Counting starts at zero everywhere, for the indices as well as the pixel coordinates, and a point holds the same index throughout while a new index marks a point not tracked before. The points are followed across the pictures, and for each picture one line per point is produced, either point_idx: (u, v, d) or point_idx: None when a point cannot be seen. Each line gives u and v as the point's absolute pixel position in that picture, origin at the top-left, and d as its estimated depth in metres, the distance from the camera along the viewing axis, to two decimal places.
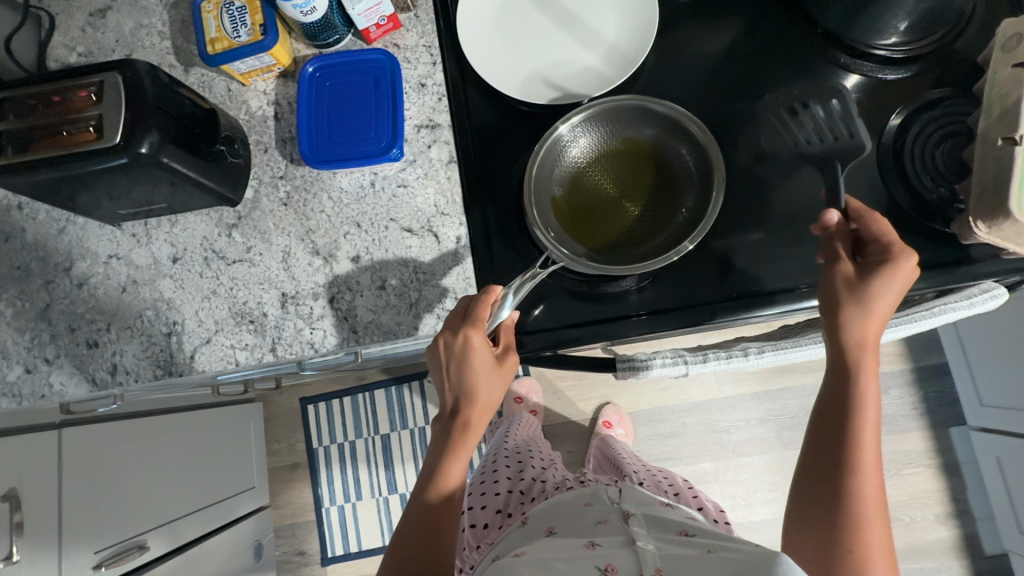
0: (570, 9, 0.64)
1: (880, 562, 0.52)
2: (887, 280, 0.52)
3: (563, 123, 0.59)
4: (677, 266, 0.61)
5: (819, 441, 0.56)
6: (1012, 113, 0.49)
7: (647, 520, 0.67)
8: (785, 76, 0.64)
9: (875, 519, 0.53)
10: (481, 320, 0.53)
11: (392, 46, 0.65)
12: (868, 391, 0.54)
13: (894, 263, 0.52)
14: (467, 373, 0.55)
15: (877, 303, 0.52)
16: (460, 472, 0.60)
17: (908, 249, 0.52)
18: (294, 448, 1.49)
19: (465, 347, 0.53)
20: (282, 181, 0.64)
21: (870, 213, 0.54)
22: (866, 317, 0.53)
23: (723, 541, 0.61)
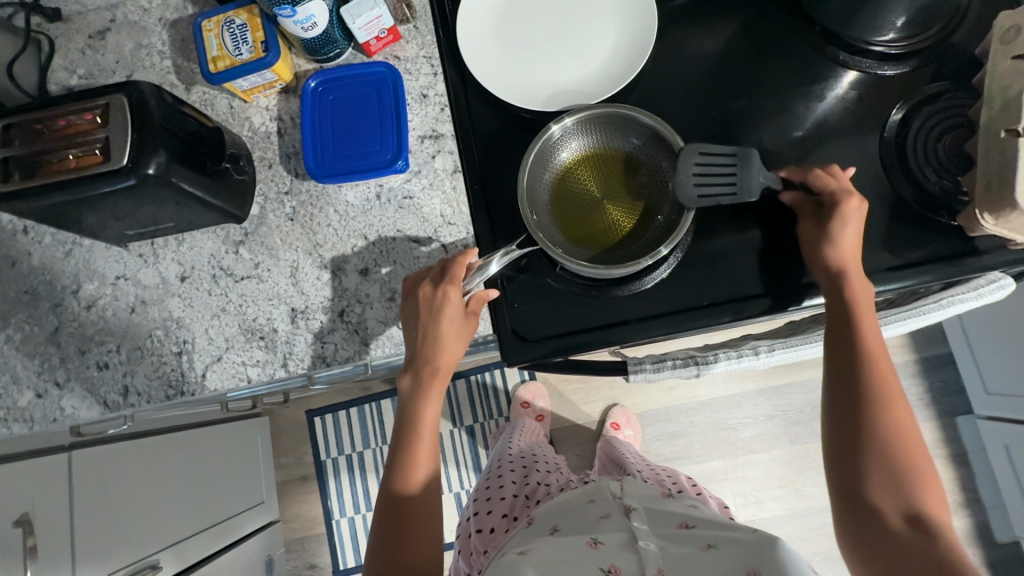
0: (570, 10, 0.63)
1: (904, 438, 0.55)
2: (841, 221, 0.55)
3: (555, 124, 0.58)
4: (683, 268, 0.61)
5: (838, 380, 0.56)
6: (1014, 105, 0.49)
7: (647, 515, 0.68)
8: (783, 76, 0.64)
9: (893, 403, 0.55)
10: (458, 278, 0.57)
11: (392, 58, 0.65)
12: (859, 289, 0.55)
13: (846, 201, 0.56)
14: (440, 329, 0.58)
15: (841, 241, 0.55)
16: (435, 422, 0.63)
17: (848, 191, 0.56)
18: (302, 460, 1.49)
19: (442, 302, 0.56)
20: (288, 196, 0.64)
21: (813, 170, 0.58)
22: (837, 250, 0.55)
23: (721, 531, 0.62)
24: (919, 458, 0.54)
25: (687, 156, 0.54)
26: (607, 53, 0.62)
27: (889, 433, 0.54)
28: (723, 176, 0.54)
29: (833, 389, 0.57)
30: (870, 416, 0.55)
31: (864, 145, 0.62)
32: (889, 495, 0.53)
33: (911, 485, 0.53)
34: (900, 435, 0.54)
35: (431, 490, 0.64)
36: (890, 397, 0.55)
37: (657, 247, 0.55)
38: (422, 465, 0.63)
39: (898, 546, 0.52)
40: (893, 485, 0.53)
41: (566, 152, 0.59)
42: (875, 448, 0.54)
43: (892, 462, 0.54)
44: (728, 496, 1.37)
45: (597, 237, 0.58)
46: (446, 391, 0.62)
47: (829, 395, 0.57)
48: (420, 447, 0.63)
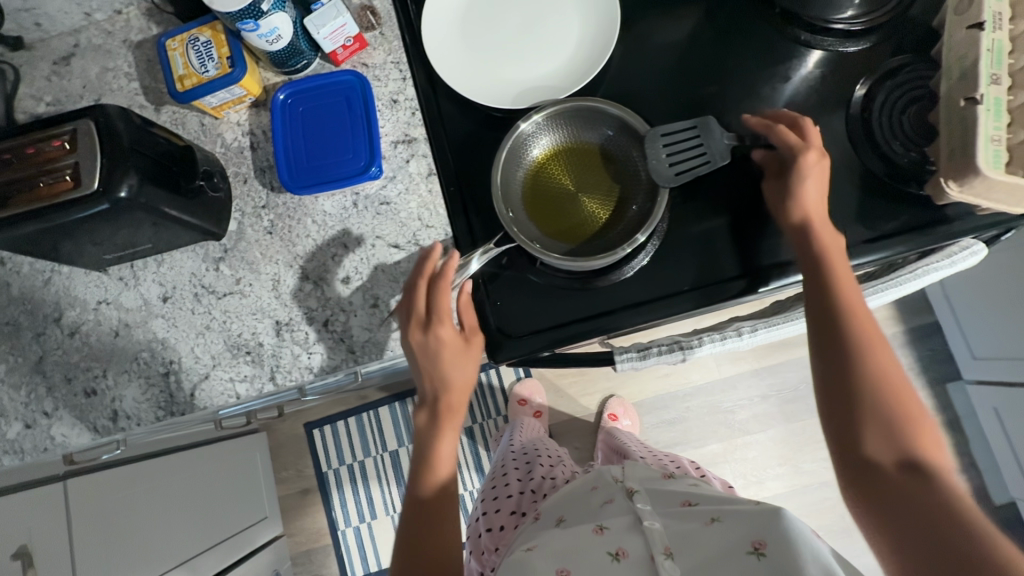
0: (533, 7, 0.63)
1: (892, 382, 0.54)
2: (801, 175, 0.56)
3: (523, 123, 0.58)
4: (663, 256, 0.61)
5: (821, 336, 0.56)
6: (971, 73, 0.50)
7: (649, 496, 0.69)
8: (749, 59, 0.65)
9: (876, 349, 0.55)
10: (446, 317, 0.57)
11: (360, 66, 0.65)
12: (827, 240, 0.56)
13: (804, 161, 0.55)
14: (442, 365, 0.60)
15: (807, 204, 0.56)
16: (450, 458, 0.65)
17: (805, 145, 0.56)
18: (303, 473, 1.49)
19: (436, 344, 0.58)
20: (265, 210, 0.64)
21: (771, 125, 0.57)
22: (801, 208, 0.56)
23: (724, 505, 0.63)
24: (909, 404, 0.54)
25: (652, 144, 0.56)
26: (573, 46, 0.62)
27: (877, 380, 0.54)
28: (692, 148, 0.56)
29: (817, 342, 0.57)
30: (857, 367, 0.54)
31: (832, 122, 0.62)
32: (883, 444, 0.53)
33: (904, 431, 0.53)
34: (891, 386, 0.54)
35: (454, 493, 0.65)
36: (877, 348, 0.55)
37: (634, 235, 0.56)
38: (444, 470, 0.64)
39: (902, 497, 0.51)
40: (886, 433, 0.53)
41: (537, 147, 0.59)
42: (870, 404, 0.54)
43: (887, 415, 0.53)
44: (729, 478, 1.38)
45: (574, 229, 0.58)
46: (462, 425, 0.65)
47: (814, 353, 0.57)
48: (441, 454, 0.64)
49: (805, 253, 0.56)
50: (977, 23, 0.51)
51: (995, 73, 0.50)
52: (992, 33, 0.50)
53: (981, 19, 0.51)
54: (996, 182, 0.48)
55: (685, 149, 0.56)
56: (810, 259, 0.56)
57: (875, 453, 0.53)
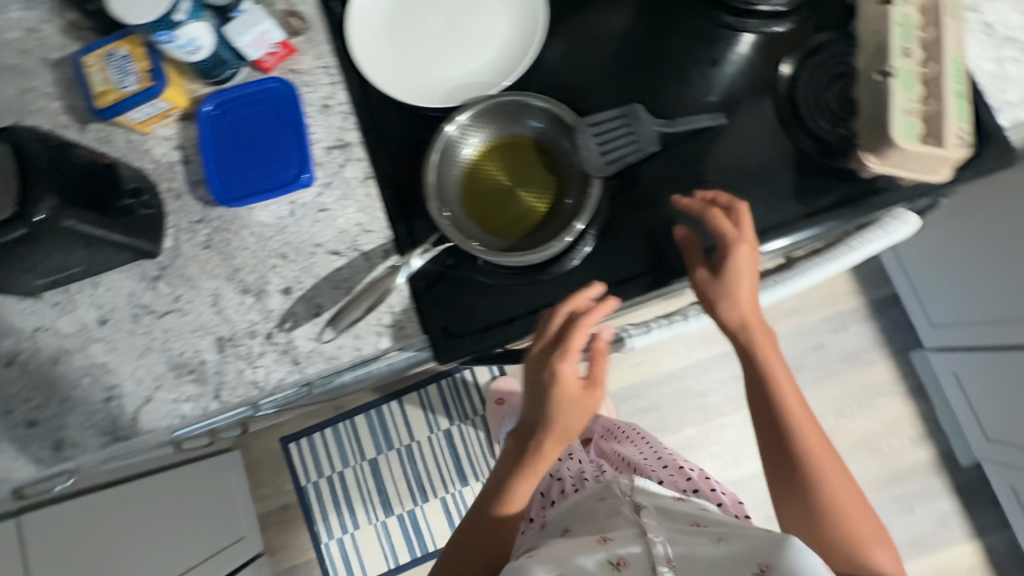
0: (459, 5, 0.63)
1: (845, 495, 0.60)
2: (738, 269, 0.57)
3: (449, 125, 0.58)
4: (606, 245, 0.62)
5: (775, 455, 0.62)
6: (884, 47, 0.51)
7: (658, 513, 0.69)
8: (677, 45, 0.66)
9: (827, 466, 0.61)
10: (571, 354, 0.56)
11: (289, 72, 0.65)
12: (773, 363, 0.62)
13: (734, 257, 0.56)
14: (555, 406, 0.58)
15: (742, 309, 0.59)
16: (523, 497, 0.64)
17: (741, 238, 0.57)
18: (282, 489, 1.47)
19: (550, 381, 0.57)
20: (201, 224, 0.63)
21: (704, 212, 0.57)
22: (739, 307, 0.59)
23: (733, 529, 0.62)
24: (861, 521, 0.60)
25: (583, 134, 0.56)
26: (501, 41, 0.63)
27: (828, 495, 0.60)
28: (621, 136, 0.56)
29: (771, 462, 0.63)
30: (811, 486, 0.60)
31: (763, 101, 0.63)
32: (842, 561, 0.59)
33: (860, 550, 0.58)
34: (839, 503, 0.60)
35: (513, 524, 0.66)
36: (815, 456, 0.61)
37: (571, 225, 0.56)
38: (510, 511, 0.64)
39: None
40: (842, 551, 0.59)
41: (469, 149, 0.59)
42: (825, 521, 0.59)
43: (826, 521, 0.59)
44: (707, 461, 1.40)
45: (511, 225, 0.58)
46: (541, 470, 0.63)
47: (771, 472, 0.63)
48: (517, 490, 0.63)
49: (747, 365, 0.63)
50: None
51: (906, 46, 0.51)
52: (900, 8, 0.52)
53: None
54: (911, 152, 0.49)
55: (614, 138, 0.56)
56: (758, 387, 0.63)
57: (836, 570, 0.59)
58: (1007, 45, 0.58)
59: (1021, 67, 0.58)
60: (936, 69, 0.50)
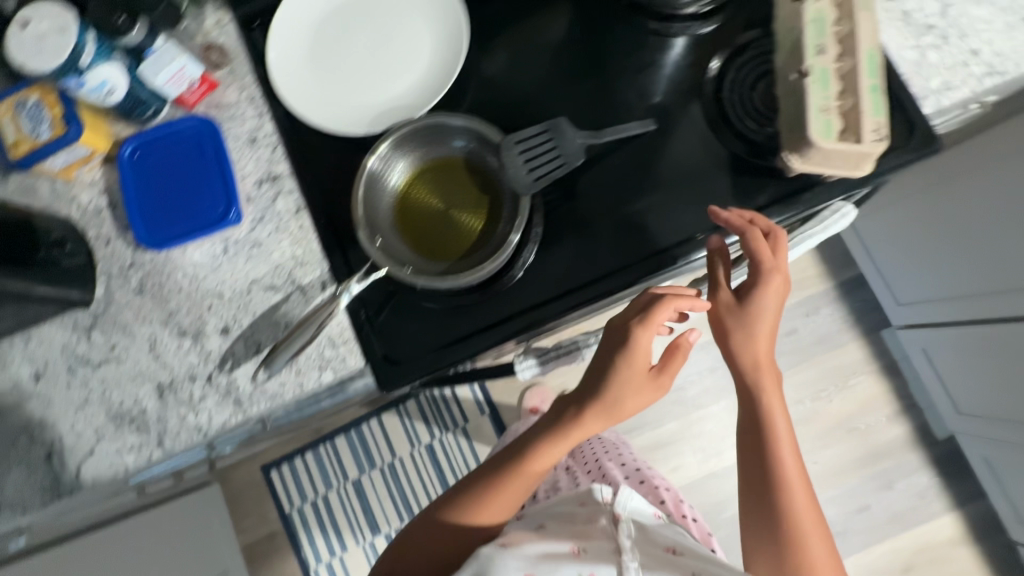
0: (380, 27, 0.62)
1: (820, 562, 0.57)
2: (762, 297, 0.56)
3: (370, 156, 0.56)
4: (547, 259, 0.61)
5: (755, 504, 0.59)
6: (799, 46, 0.51)
7: (638, 533, 0.68)
8: (605, 52, 0.65)
9: (811, 529, 0.57)
10: (653, 323, 0.54)
11: (214, 107, 0.63)
12: (774, 408, 0.59)
13: (764, 286, 0.55)
14: (616, 384, 0.55)
15: (755, 346, 0.57)
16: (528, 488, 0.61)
17: (776, 268, 0.55)
18: (266, 518, 1.45)
19: (624, 346, 0.55)
20: (133, 269, 0.61)
21: (750, 229, 0.55)
22: (753, 338, 0.57)
23: (706, 566, 0.61)
24: None
25: (508, 153, 0.54)
26: (425, 61, 0.62)
27: (805, 559, 0.57)
28: (546, 153, 0.55)
29: (749, 512, 0.59)
30: (789, 546, 0.57)
31: (693, 104, 0.63)
32: None
33: None
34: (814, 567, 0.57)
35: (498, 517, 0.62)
36: (798, 518, 0.57)
37: (509, 233, 0.56)
38: (506, 503, 0.61)
39: None
40: None
41: (397, 177, 0.58)
42: None
43: None
44: (689, 454, 1.40)
45: (450, 248, 0.58)
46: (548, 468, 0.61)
47: (747, 523, 0.60)
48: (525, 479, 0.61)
49: (746, 403, 0.60)
50: None
51: (821, 43, 0.51)
52: (813, 4, 0.51)
53: None
54: (831, 151, 0.49)
55: (539, 156, 0.54)
56: (755, 429, 0.59)
57: None
58: (926, 32, 0.59)
59: (941, 53, 0.58)
60: (851, 63, 0.50)
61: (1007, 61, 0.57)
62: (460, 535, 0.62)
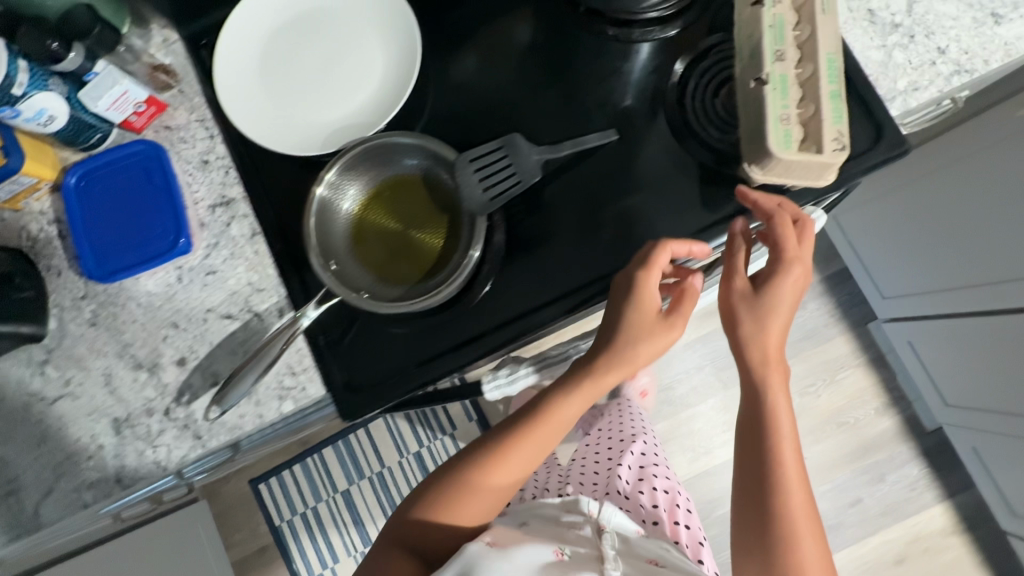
0: (330, 43, 0.60)
1: None
2: (778, 288, 0.53)
3: (318, 186, 0.55)
4: (512, 276, 0.59)
5: (748, 506, 0.53)
6: (757, 53, 0.49)
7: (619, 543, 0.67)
8: (566, 59, 0.63)
9: (809, 540, 0.51)
10: (655, 265, 0.53)
11: (163, 130, 0.61)
12: (778, 403, 0.54)
13: (785, 274, 0.53)
14: (620, 329, 0.54)
15: (767, 338, 0.53)
16: (520, 467, 0.58)
17: (796, 258, 0.53)
18: (256, 532, 1.44)
19: (628, 287, 0.53)
20: (85, 300, 0.59)
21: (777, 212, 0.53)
22: (763, 327, 0.53)
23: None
24: None
25: (462, 171, 0.53)
26: (377, 76, 0.60)
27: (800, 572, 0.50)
28: (501, 170, 0.53)
29: (740, 515, 0.54)
30: (781, 556, 0.51)
31: (656, 112, 0.61)
32: None
33: None
34: None
35: (486, 501, 0.58)
36: (796, 532, 0.51)
37: (469, 252, 0.54)
38: (496, 482, 0.58)
39: None
40: None
41: (350, 202, 0.56)
42: None
43: None
44: (679, 454, 1.40)
45: (410, 271, 0.56)
46: (545, 446, 0.58)
47: (738, 527, 0.54)
48: (520, 455, 0.57)
49: (747, 393, 0.55)
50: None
51: (779, 49, 0.49)
52: (771, 8, 0.49)
53: None
54: (789, 162, 0.48)
55: (494, 173, 0.53)
56: (755, 423, 0.54)
57: None
58: (892, 31, 0.57)
59: (908, 52, 0.57)
60: (811, 69, 0.49)
61: (975, 58, 0.56)
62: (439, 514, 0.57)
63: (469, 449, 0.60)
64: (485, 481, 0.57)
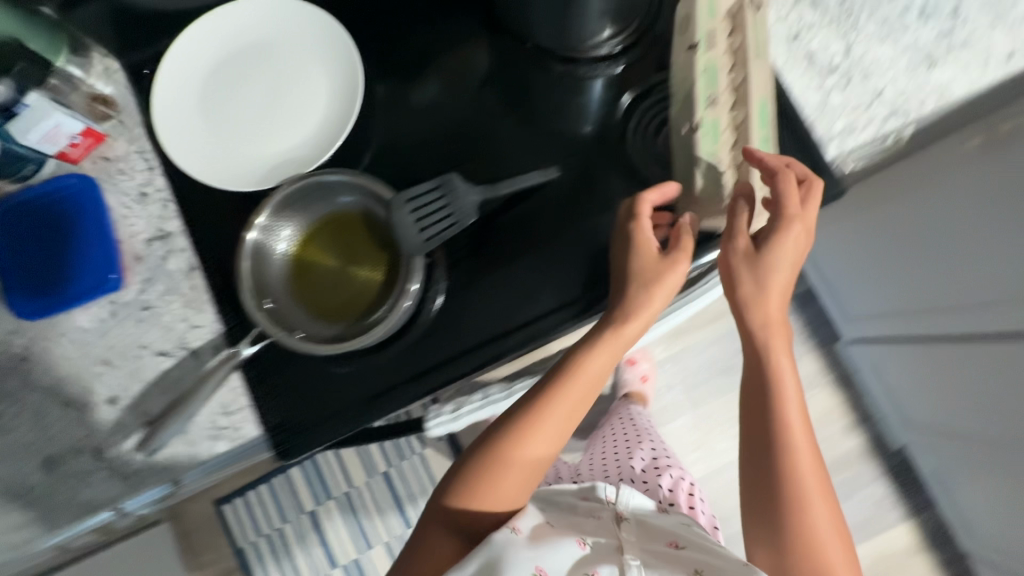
0: (272, 73, 0.60)
1: (824, 527, 0.54)
2: (779, 247, 0.52)
3: (248, 231, 0.53)
4: (454, 313, 0.59)
5: (758, 465, 0.56)
6: (690, 99, 0.51)
7: (640, 526, 0.66)
8: (513, 92, 0.63)
9: (815, 489, 0.55)
10: (647, 217, 0.54)
11: (102, 160, 0.60)
12: (783, 363, 0.56)
13: (785, 232, 0.51)
14: (628, 288, 0.54)
15: (768, 302, 0.54)
16: (543, 437, 0.57)
17: (798, 214, 0.51)
18: (222, 553, 1.42)
19: (625, 241, 0.55)
20: (16, 335, 0.57)
21: (780, 170, 0.50)
22: (767, 288, 0.53)
23: (713, 555, 0.58)
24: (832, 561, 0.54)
25: (398, 211, 0.53)
26: (321, 108, 0.59)
27: (805, 519, 0.54)
28: (438, 210, 0.53)
29: (751, 474, 0.57)
30: (790, 506, 0.54)
31: (601, 148, 0.61)
32: None
33: None
34: (817, 530, 0.54)
35: (511, 474, 0.58)
36: (806, 499, 0.54)
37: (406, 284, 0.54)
38: (518, 456, 0.57)
39: None
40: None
41: (285, 241, 0.55)
42: (798, 550, 0.54)
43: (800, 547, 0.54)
44: None
45: (350, 309, 0.55)
46: (564, 415, 0.58)
47: (747, 483, 0.57)
48: (539, 426, 0.57)
49: (751, 356, 0.57)
50: (694, 44, 0.51)
51: (712, 95, 0.50)
52: (705, 53, 0.50)
53: (695, 39, 0.51)
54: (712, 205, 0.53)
55: (431, 214, 0.53)
56: (756, 381, 0.57)
57: None
58: (829, 73, 0.58)
59: (844, 95, 0.57)
60: (742, 114, 0.51)
61: (909, 101, 0.57)
62: (463, 490, 0.58)
63: (489, 431, 0.60)
64: (503, 452, 0.57)
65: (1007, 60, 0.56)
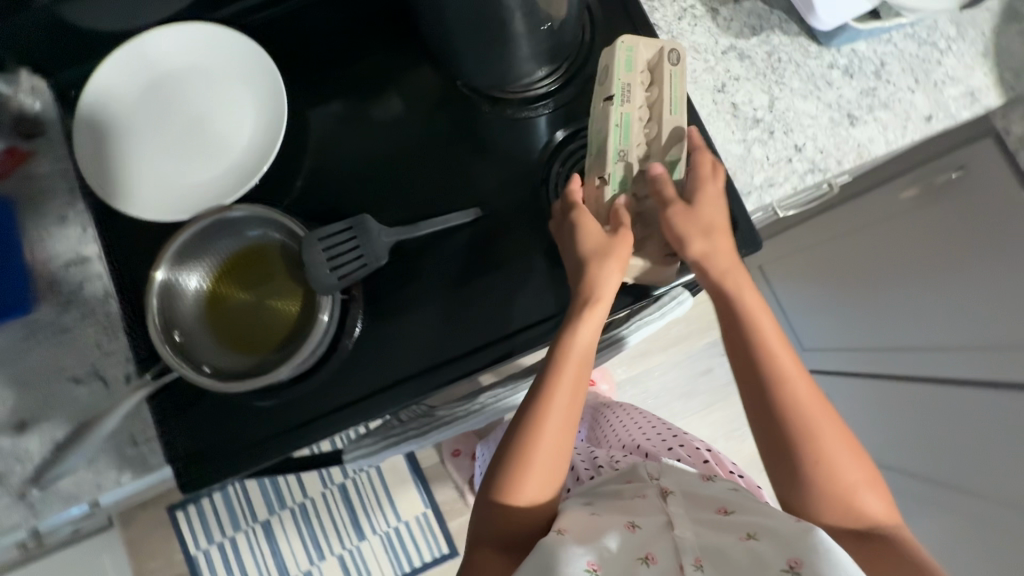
0: (200, 104, 0.60)
1: (837, 449, 0.54)
2: (710, 202, 0.53)
3: (157, 267, 0.53)
4: (371, 350, 0.58)
5: (768, 413, 0.55)
6: (603, 151, 0.52)
7: (686, 496, 0.60)
8: (443, 125, 0.62)
9: (819, 412, 0.54)
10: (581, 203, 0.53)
11: (25, 180, 0.60)
12: (751, 302, 0.55)
13: (706, 188, 0.52)
14: (592, 269, 0.51)
15: (721, 250, 0.53)
16: (557, 412, 0.55)
17: (713, 169, 0.53)
18: (171, 560, 1.39)
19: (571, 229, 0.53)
20: None
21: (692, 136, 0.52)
22: (718, 236, 0.53)
23: (765, 514, 0.54)
24: (853, 472, 0.54)
25: (308, 248, 0.52)
26: (247, 137, 0.59)
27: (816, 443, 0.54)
28: (351, 250, 0.54)
29: (762, 423, 0.56)
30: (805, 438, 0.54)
31: (528, 189, 0.61)
32: (843, 513, 0.53)
33: (859, 498, 0.53)
34: (840, 450, 0.54)
35: (541, 460, 0.55)
36: (820, 440, 0.54)
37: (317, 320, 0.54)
38: (541, 438, 0.55)
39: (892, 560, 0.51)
40: (845, 505, 0.53)
41: (197, 274, 0.55)
42: (825, 476, 0.53)
43: (824, 475, 0.53)
44: None
45: (264, 342, 0.55)
46: (575, 387, 0.55)
47: (760, 433, 0.56)
48: (550, 406, 0.54)
49: (718, 303, 0.56)
50: (609, 96, 0.52)
51: (623, 148, 0.52)
52: (620, 106, 0.52)
53: (611, 92, 0.52)
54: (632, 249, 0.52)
55: (341, 252, 0.54)
56: (732, 326, 0.55)
57: (837, 523, 0.53)
58: (753, 125, 0.58)
59: (766, 148, 0.58)
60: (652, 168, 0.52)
61: (828, 158, 0.58)
62: (502, 487, 0.55)
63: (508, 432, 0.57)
64: (518, 440, 0.55)
65: (926, 121, 0.58)
